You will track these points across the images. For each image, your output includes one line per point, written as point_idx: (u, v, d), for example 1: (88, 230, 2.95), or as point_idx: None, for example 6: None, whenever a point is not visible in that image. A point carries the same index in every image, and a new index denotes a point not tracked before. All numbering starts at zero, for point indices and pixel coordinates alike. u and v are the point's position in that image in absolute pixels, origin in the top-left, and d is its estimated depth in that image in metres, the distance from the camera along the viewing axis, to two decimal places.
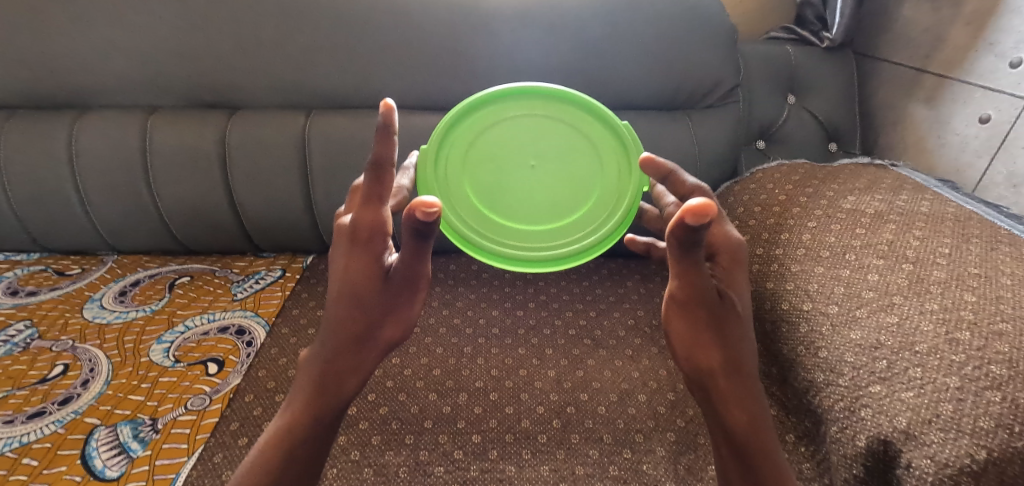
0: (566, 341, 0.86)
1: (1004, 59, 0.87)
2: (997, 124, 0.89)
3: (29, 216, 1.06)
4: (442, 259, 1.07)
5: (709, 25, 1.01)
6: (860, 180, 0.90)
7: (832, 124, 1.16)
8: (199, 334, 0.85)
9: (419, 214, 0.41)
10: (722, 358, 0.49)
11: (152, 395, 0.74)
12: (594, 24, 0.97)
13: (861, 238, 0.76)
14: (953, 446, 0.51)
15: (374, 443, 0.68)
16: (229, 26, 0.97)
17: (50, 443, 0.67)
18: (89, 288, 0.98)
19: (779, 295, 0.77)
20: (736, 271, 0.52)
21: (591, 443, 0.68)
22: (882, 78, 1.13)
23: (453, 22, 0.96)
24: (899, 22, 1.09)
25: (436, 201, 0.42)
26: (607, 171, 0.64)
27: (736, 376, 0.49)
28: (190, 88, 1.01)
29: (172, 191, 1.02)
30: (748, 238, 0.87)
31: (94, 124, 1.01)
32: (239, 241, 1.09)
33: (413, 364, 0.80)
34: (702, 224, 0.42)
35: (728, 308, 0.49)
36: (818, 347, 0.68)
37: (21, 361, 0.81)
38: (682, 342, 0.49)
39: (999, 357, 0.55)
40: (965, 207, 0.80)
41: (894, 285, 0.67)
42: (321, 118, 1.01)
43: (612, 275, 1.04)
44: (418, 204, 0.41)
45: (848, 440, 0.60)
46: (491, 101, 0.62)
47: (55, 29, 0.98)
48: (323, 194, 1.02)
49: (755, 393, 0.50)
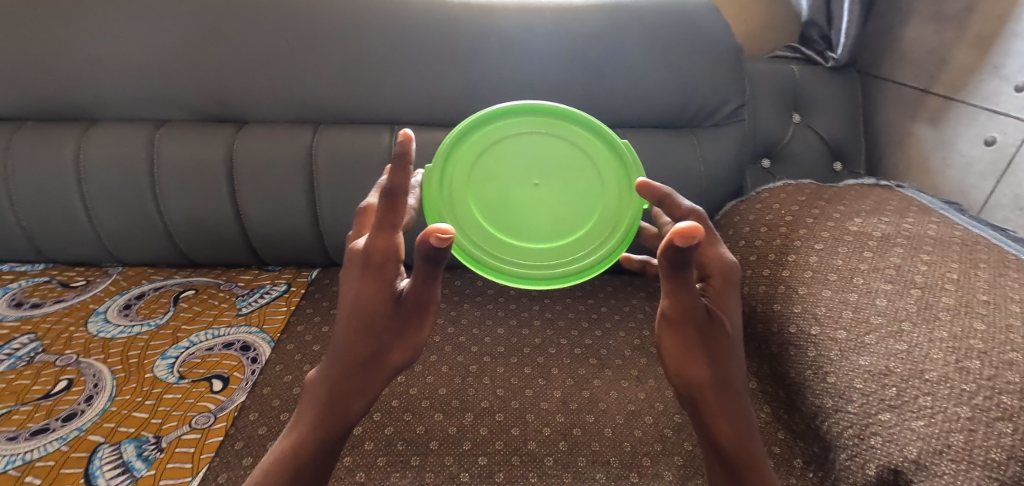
0: (572, 361, 0.86)
1: (1008, 82, 0.88)
2: (1002, 147, 0.89)
3: (34, 227, 1.06)
4: (447, 275, 1.07)
5: (715, 44, 1.01)
6: (866, 202, 0.90)
7: (837, 144, 1.16)
8: (204, 350, 0.85)
9: (433, 240, 0.41)
10: (711, 376, 0.49)
11: (156, 412, 0.74)
12: (601, 43, 0.98)
13: (869, 261, 0.76)
14: (964, 478, 0.50)
15: (379, 464, 0.67)
16: (238, 41, 0.97)
17: (53, 461, 0.66)
18: (94, 300, 0.98)
19: (787, 318, 0.76)
20: (729, 293, 0.51)
21: (598, 466, 0.68)
22: (886, 98, 1.14)
23: (461, 39, 0.97)
24: (904, 43, 1.09)
25: (450, 228, 0.43)
26: (609, 190, 0.64)
27: (725, 394, 0.49)
28: (197, 102, 1.01)
29: (177, 205, 1.03)
30: (754, 259, 0.87)
31: (102, 137, 1.02)
32: (244, 254, 1.09)
33: (419, 383, 0.80)
34: (690, 245, 0.42)
35: (718, 328, 0.49)
36: (827, 372, 0.68)
37: (24, 376, 0.80)
38: (671, 359, 0.49)
39: (1010, 387, 0.54)
40: (972, 230, 0.80)
41: (902, 311, 0.67)
42: (329, 133, 1.01)
43: (617, 292, 1.04)
44: (432, 230, 0.42)
45: (858, 468, 0.59)
46: (495, 120, 0.62)
47: (66, 43, 0.98)
48: (330, 208, 1.02)
49: (742, 409, 0.50)
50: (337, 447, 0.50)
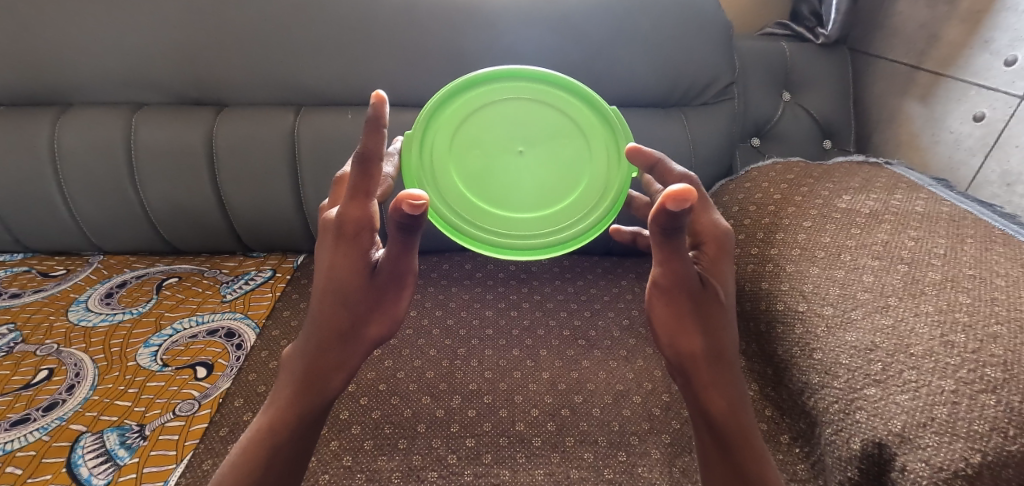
0: (560, 342, 0.85)
1: (999, 57, 0.87)
2: (991, 122, 0.89)
3: (10, 216, 1.04)
4: (434, 259, 1.06)
5: (706, 21, 1.00)
6: (855, 179, 0.89)
7: (827, 121, 1.15)
8: (188, 337, 0.84)
9: (405, 207, 0.41)
10: (703, 346, 0.49)
11: (139, 400, 0.73)
12: (589, 21, 0.96)
13: (856, 238, 0.76)
14: (947, 450, 0.51)
15: (366, 448, 0.67)
16: (216, 21, 0.94)
17: (34, 451, 0.66)
18: (75, 289, 0.96)
19: (775, 296, 0.76)
20: (724, 261, 0.50)
21: (586, 445, 0.68)
22: (877, 74, 1.13)
23: (446, 18, 0.94)
24: (895, 19, 1.08)
25: (424, 194, 0.42)
26: (596, 158, 0.62)
27: (717, 364, 0.49)
28: (176, 85, 0.99)
29: (157, 190, 1.00)
30: (743, 238, 0.87)
31: (77, 122, 0.99)
32: (227, 241, 1.07)
33: (406, 366, 0.79)
34: (683, 209, 0.42)
35: (711, 296, 0.49)
36: (813, 349, 0.67)
37: (4, 366, 0.79)
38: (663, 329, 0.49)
39: (993, 360, 0.55)
40: (960, 206, 0.80)
41: (889, 287, 0.67)
42: (311, 115, 0.99)
43: (606, 273, 1.03)
44: (405, 197, 0.41)
45: (843, 443, 0.60)
46: (478, 86, 0.60)
47: (36, 25, 0.95)
48: (314, 192, 1.00)
49: (735, 378, 0.50)
50: (316, 423, 0.50)
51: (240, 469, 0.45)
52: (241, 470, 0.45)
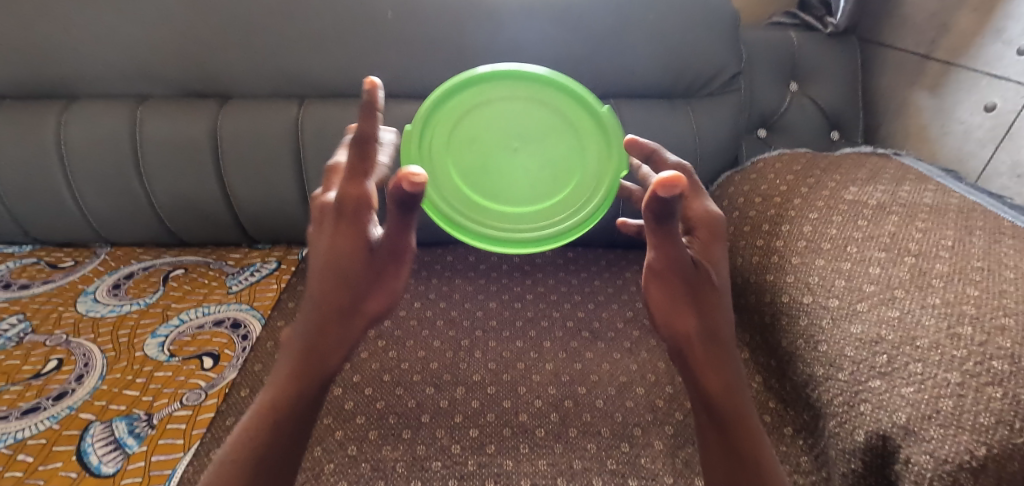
0: (564, 334, 0.85)
1: (1011, 46, 0.85)
2: (1002, 113, 0.88)
3: (18, 208, 1.04)
4: (439, 251, 1.07)
5: (712, 11, 0.99)
6: (862, 171, 0.89)
7: (835, 112, 1.13)
8: (194, 328, 0.85)
9: (405, 183, 0.41)
10: (699, 327, 0.48)
11: (147, 389, 0.74)
12: (594, 11, 0.95)
13: (863, 230, 0.75)
14: (953, 442, 0.50)
15: (371, 438, 0.67)
16: (220, 13, 0.94)
17: (45, 439, 0.67)
18: (82, 280, 0.97)
19: (780, 288, 0.75)
20: (716, 242, 0.51)
21: (590, 436, 0.68)
22: (885, 65, 1.11)
23: (449, 9, 0.94)
24: (905, 8, 1.06)
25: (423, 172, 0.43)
26: (587, 154, 0.62)
27: (712, 345, 0.48)
28: (181, 77, 0.99)
29: (163, 183, 1.01)
30: (749, 230, 0.86)
31: (84, 114, 0.99)
32: (232, 233, 1.07)
33: (410, 357, 0.80)
34: (674, 195, 0.41)
35: (705, 278, 0.49)
36: (818, 341, 0.67)
37: (14, 356, 0.80)
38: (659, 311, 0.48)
39: (1000, 353, 0.54)
40: (969, 198, 0.79)
41: (895, 279, 0.66)
42: (314, 107, 0.98)
43: (610, 266, 1.03)
44: (405, 175, 0.42)
45: (846, 435, 0.59)
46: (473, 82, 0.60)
47: (42, 17, 0.95)
48: (318, 184, 1.00)
49: (730, 360, 0.49)
50: (314, 406, 0.48)
51: (243, 447, 0.44)
52: (244, 447, 0.44)
